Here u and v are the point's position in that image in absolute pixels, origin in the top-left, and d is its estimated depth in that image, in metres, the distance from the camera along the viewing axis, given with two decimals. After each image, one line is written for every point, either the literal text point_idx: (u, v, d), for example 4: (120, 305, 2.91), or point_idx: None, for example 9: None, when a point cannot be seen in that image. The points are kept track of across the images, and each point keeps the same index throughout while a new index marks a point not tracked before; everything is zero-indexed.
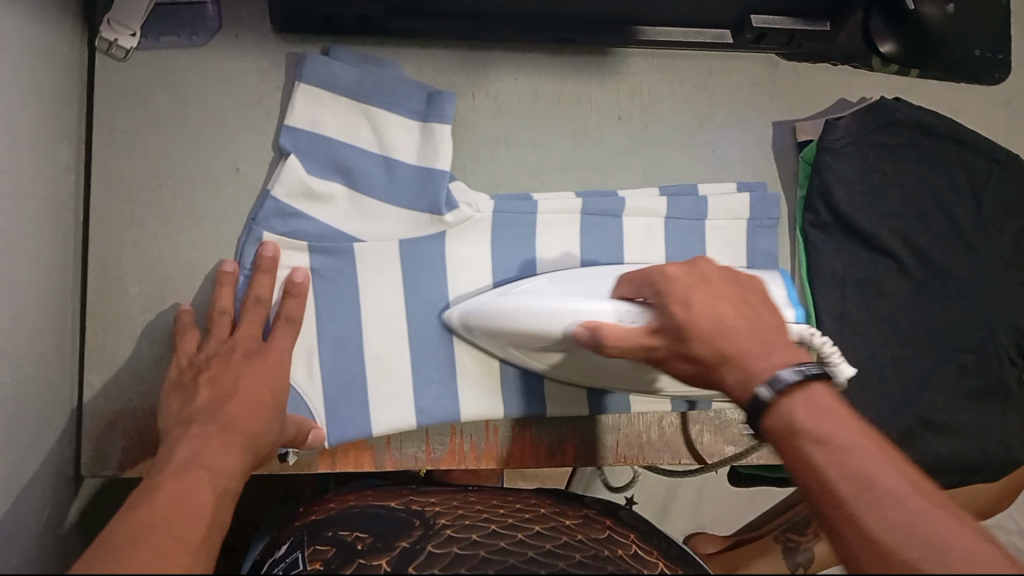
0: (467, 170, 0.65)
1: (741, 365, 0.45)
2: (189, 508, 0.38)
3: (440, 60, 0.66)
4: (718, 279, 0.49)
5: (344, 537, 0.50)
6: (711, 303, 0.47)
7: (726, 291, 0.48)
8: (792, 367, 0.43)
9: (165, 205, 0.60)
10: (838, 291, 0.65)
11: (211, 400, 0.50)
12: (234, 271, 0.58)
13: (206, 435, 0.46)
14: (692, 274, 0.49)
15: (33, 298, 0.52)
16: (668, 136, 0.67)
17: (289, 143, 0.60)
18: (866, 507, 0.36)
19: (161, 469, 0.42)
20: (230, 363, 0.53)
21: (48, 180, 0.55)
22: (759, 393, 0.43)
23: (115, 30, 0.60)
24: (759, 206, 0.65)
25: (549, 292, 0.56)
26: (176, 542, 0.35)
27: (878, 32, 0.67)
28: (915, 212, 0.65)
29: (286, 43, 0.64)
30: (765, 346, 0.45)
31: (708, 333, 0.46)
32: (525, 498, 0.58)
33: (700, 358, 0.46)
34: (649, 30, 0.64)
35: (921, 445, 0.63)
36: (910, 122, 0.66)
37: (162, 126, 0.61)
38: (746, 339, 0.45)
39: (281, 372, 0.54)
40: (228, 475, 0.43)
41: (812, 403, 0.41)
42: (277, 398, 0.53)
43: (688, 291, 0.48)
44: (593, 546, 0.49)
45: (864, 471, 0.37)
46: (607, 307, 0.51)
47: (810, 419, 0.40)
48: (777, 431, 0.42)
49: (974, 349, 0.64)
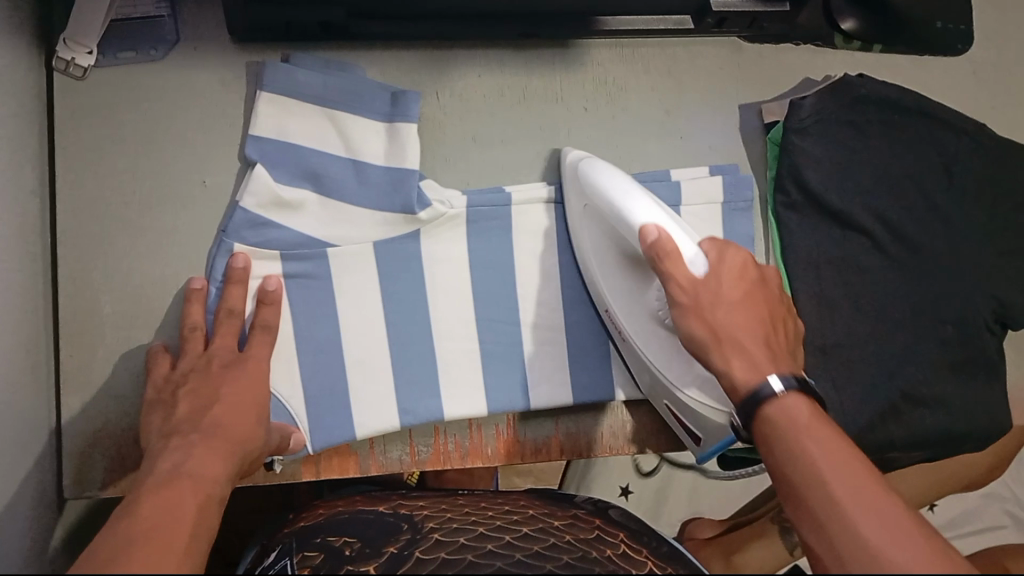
0: (437, 169, 0.65)
1: (738, 351, 0.50)
2: (175, 517, 0.38)
3: (404, 61, 0.65)
4: (766, 290, 0.54)
5: (332, 543, 0.50)
6: (738, 296, 0.52)
7: (764, 298, 0.53)
8: (795, 375, 0.48)
9: (133, 222, 0.60)
10: (815, 273, 0.65)
11: (192, 411, 0.50)
12: (203, 287, 0.58)
13: (190, 445, 0.46)
14: (753, 268, 0.54)
15: (3, 323, 0.52)
16: (638, 124, 0.67)
17: (256, 153, 0.60)
18: (843, 515, 0.39)
19: (145, 482, 0.42)
20: (207, 375, 0.53)
21: (12, 204, 0.54)
22: (768, 385, 0.47)
23: (71, 49, 0.59)
24: (731, 188, 0.65)
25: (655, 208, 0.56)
26: (162, 550, 0.35)
27: (840, 9, 0.68)
28: (886, 187, 0.65)
29: (249, 54, 0.63)
30: (769, 349, 0.50)
31: (726, 317, 0.51)
32: (514, 501, 0.58)
33: (707, 328, 0.51)
34: (610, 20, 0.65)
35: (907, 419, 0.63)
36: (879, 99, 0.66)
37: (126, 143, 0.61)
38: (754, 338, 0.50)
39: (262, 378, 0.54)
40: (212, 481, 0.43)
41: (795, 419, 0.45)
42: (259, 401, 0.53)
43: (733, 280, 0.52)
44: (582, 547, 0.49)
45: (866, 477, 0.41)
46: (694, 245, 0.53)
47: (817, 425, 0.45)
48: (783, 425, 0.45)
49: (956, 321, 0.63)
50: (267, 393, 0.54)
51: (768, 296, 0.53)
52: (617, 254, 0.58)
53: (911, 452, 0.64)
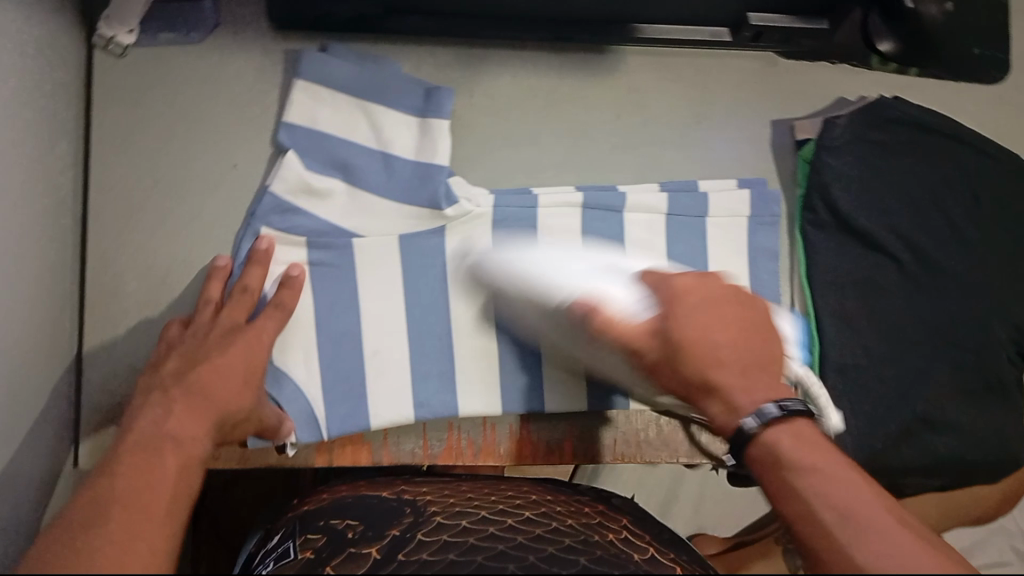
0: (465, 166, 0.65)
1: (720, 395, 0.49)
2: (147, 492, 0.39)
3: (438, 58, 0.66)
4: (769, 324, 0.52)
5: (335, 525, 0.50)
6: (705, 323, 0.50)
7: (770, 324, 0.52)
8: (775, 402, 0.47)
9: (161, 201, 0.60)
10: (838, 290, 0.64)
11: (179, 367, 0.50)
12: (226, 265, 0.58)
13: (172, 405, 0.46)
14: (699, 287, 0.52)
15: (28, 293, 0.52)
16: (667, 133, 0.67)
17: (287, 140, 0.61)
18: (869, 539, 0.39)
19: (124, 444, 0.42)
20: (204, 342, 0.52)
21: (44, 176, 0.55)
22: (744, 425, 0.47)
23: (112, 27, 0.60)
24: (759, 202, 0.65)
25: (574, 266, 0.57)
26: (128, 532, 0.37)
27: (878, 31, 0.67)
28: (913, 210, 0.65)
29: (286, 43, 0.64)
30: (745, 380, 0.49)
31: (696, 367, 0.50)
32: (518, 487, 0.58)
33: (683, 375, 0.50)
34: (646, 28, 0.65)
35: (919, 443, 0.63)
36: (909, 120, 0.66)
37: (160, 123, 0.61)
38: (730, 373, 0.49)
39: (259, 346, 0.53)
40: (193, 443, 0.44)
41: (798, 438, 0.45)
42: (255, 372, 0.52)
43: (694, 310, 0.51)
44: (584, 530, 0.49)
45: (847, 502, 0.41)
46: (622, 290, 0.54)
47: (796, 451, 0.44)
48: (764, 458, 0.45)
49: (975, 348, 0.63)
50: (263, 371, 0.53)
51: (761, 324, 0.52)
52: (548, 320, 0.58)
53: (921, 477, 0.64)
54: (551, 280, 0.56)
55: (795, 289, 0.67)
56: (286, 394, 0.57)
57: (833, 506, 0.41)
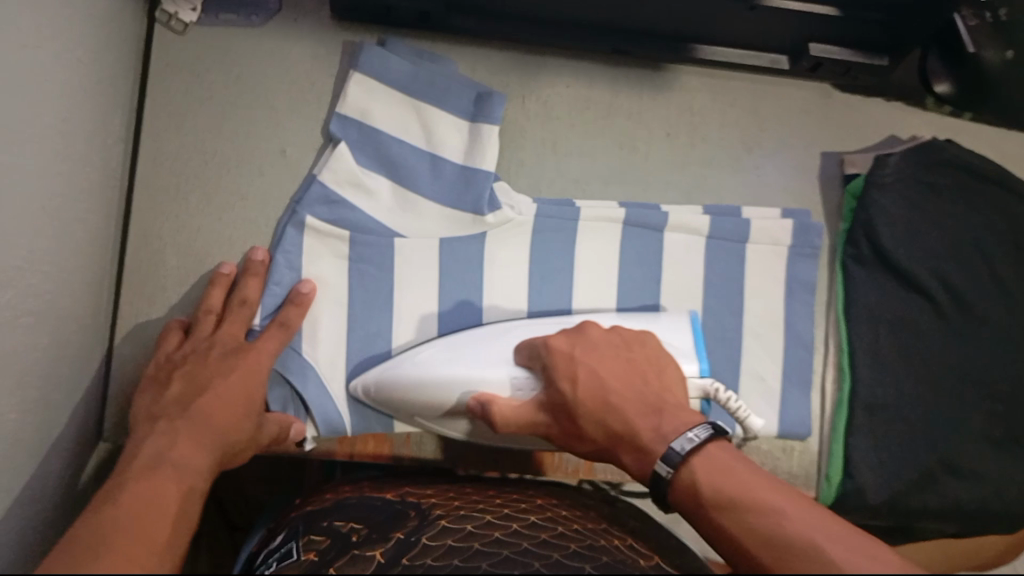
0: (511, 172, 0.65)
1: (630, 443, 0.49)
2: (155, 505, 0.37)
3: (495, 61, 0.66)
4: (614, 351, 0.54)
5: (340, 529, 0.49)
6: (597, 379, 0.52)
7: (612, 360, 0.53)
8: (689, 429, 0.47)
9: (209, 180, 0.61)
10: (874, 332, 0.64)
11: (182, 396, 0.50)
12: (264, 260, 0.58)
13: (174, 434, 0.45)
14: (576, 343, 0.54)
15: (74, 262, 0.52)
16: (715, 157, 0.67)
17: (339, 131, 0.61)
18: (804, 552, 0.37)
19: (125, 471, 0.40)
20: (203, 361, 0.53)
21: (98, 147, 0.55)
22: (659, 473, 0.46)
23: (175, 3, 0.61)
24: (800, 233, 0.64)
25: (447, 358, 0.56)
26: (143, 532, 0.35)
27: (935, 71, 0.67)
28: (958, 256, 0.64)
29: (345, 33, 0.64)
30: (650, 417, 0.49)
31: (592, 418, 0.51)
32: (523, 491, 0.57)
33: (589, 434, 0.51)
34: (705, 49, 0.64)
35: (945, 491, 0.62)
36: (961, 165, 0.65)
37: (215, 102, 0.61)
38: (635, 415, 0.50)
39: (258, 373, 0.53)
40: (195, 474, 0.42)
41: (715, 467, 0.44)
42: (253, 396, 0.52)
43: (572, 365, 0.53)
44: (589, 536, 0.48)
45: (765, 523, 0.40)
46: (504, 373, 0.55)
47: (710, 483, 0.44)
48: (681, 497, 0.45)
49: (1008, 399, 0.63)
50: (261, 386, 0.53)
51: (637, 363, 0.53)
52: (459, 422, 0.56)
53: (942, 523, 0.63)
54: (436, 377, 0.56)
55: (830, 326, 0.67)
56: (314, 396, 0.57)
57: (768, 532, 0.40)
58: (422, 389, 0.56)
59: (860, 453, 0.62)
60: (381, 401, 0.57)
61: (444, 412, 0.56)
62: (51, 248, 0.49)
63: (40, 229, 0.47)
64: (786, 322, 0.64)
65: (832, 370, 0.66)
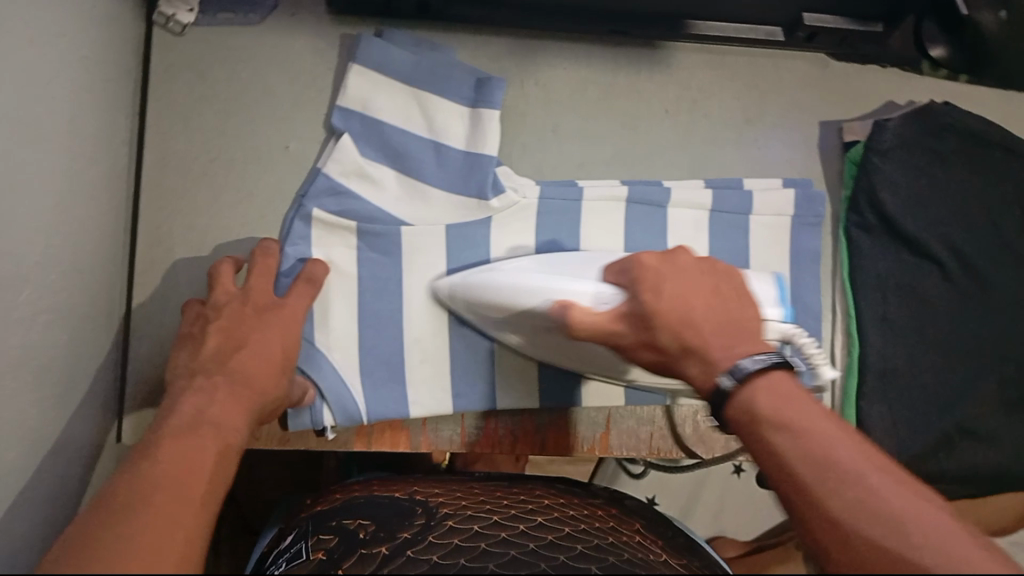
0: (514, 156, 0.65)
1: (699, 355, 0.47)
2: (198, 457, 0.38)
3: (492, 48, 0.66)
4: (694, 272, 0.51)
5: (347, 525, 0.50)
6: (681, 295, 0.48)
7: (699, 280, 0.50)
8: (751, 356, 0.44)
9: (215, 177, 0.61)
10: (881, 294, 0.64)
11: (219, 351, 0.48)
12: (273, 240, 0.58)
13: (213, 390, 0.44)
14: (664, 262, 0.51)
15: (88, 262, 0.53)
16: (716, 132, 0.67)
17: (341, 123, 0.61)
18: (846, 482, 0.36)
19: (163, 428, 0.40)
20: (241, 314, 0.51)
21: (105, 149, 0.55)
22: (721, 383, 0.44)
23: (173, 4, 0.62)
24: (804, 203, 0.65)
25: (525, 271, 0.56)
26: (180, 503, 0.34)
27: (931, 36, 0.68)
28: (962, 219, 0.65)
29: (343, 27, 0.65)
30: (728, 337, 0.47)
31: (671, 327, 0.47)
32: (531, 491, 0.57)
33: (663, 346, 0.48)
34: (701, 24, 0.65)
35: (956, 453, 0.63)
36: (964, 130, 0.65)
37: (216, 100, 0.62)
38: (708, 331, 0.47)
39: (292, 326, 0.53)
40: (234, 431, 0.41)
41: (776, 392, 0.42)
42: (289, 355, 0.51)
43: (661, 280, 0.50)
44: (595, 536, 0.48)
45: (816, 447, 0.38)
46: (588, 287, 0.52)
47: (769, 405, 0.41)
48: (737, 417, 0.43)
49: (1018, 360, 0.63)
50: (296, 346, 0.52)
51: (730, 286, 0.50)
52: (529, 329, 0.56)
53: (958, 486, 0.64)
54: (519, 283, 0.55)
55: (837, 293, 0.67)
56: (331, 386, 0.58)
57: (819, 452, 0.38)
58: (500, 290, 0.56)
59: (873, 418, 0.63)
60: (455, 302, 0.59)
61: (514, 314, 0.55)
62: (65, 249, 0.49)
63: (55, 230, 0.48)
64: (794, 292, 0.64)
65: (841, 336, 0.66)
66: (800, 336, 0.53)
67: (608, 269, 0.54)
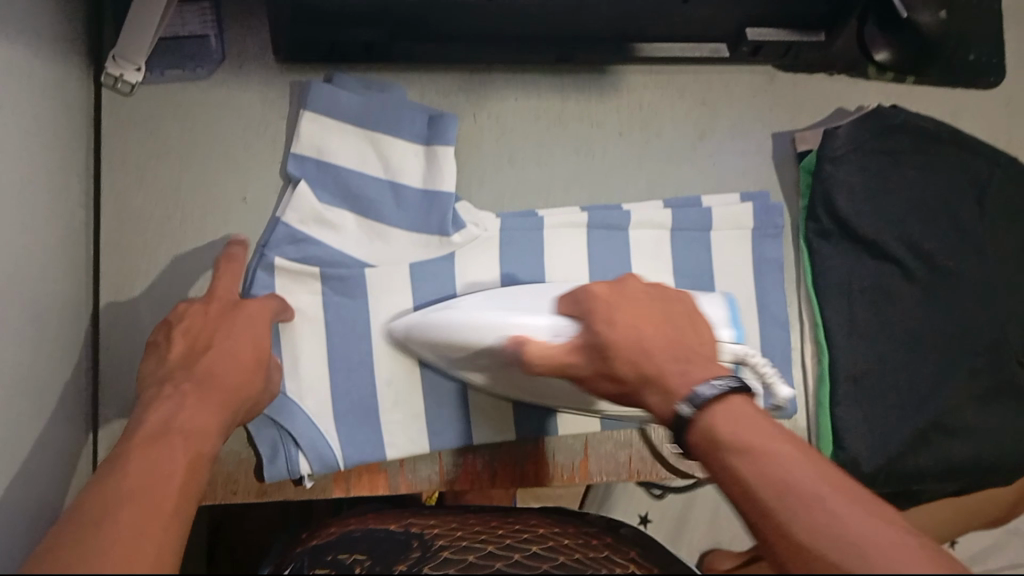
0: (472, 190, 0.66)
1: (659, 384, 0.46)
2: (167, 469, 0.37)
3: (443, 84, 0.67)
4: (644, 302, 0.51)
5: (343, 558, 0.46)
6: (634, 325, 0.49)
7: (646, 311, 0.50)
8: (709, 382, 0.44)
9: (174, 234, 0.61)
10: (847, 298, 0.65)
11: (187, 356, 0.48)
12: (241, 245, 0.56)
13: (182, 396, 0.44)
14: (615, 292, 0.51)
15: (50, 331, 0.53)
16: (670, 150, 0.68)
17: (297, 171, 0.61)
18: (800, 498, 0.36)
19: (132, 438, 0.40)
20: (206, 318, 0.51)
21: (60, 215, 0.55)
22: (681, 411, 0.43)
23: (120, 65, 0.60)
24: (762, 214, 0.65)
25: (484, 308, 0.56)
26: (147, 519, 0.34)
27: (873, 39, 0.69)
28: (919, 216, 0.65)
29: (292, 74, 0.65)
30: (683, 364, 0.46)
31: (626, 360, 0.48)
32: (524, 518, 0.55)
33: (623, 378, 0.48)
34: (645, 47, 0.65)
35: (935, 449, 0.63)
36: (913, 130, 0.66)
37: (170, 157, 0.62)
38: (658, 360, 0.47)
39: (262, 322, 0.52)
40: (205, 437, 0.41)
41: (733, 416, 0.42)
42: (260, 351, 0.50)
43: (612, 311, 0.50)
44: (591, 563, 0.46)
45: (770, 468, 0.38)
46: (542, 322, 0.51)
47: (727, 429, 0.41)
48: (698, 445, 0.42)
49: (986, 352, 0.63)
50: (267, 341, 0.52)
51: (676, 314, 0.51)
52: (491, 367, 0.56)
53: (939, 483, 0.64)
54: (473, 319, 0.54)
55: (803, 302, 0.67)
56: (305, 435, 0.58)
57: (780, 477, 0.37)
58: (451, 327, 0.55)
59: (849, 425, 0.63)
60: (411, 342, 0.58)
61: (472, 353, 0.55)
62: (26, 321, 0.49)
63: (13, 302, 0.48)
64: (760, 303, 0.65)
65: (810, 346, 0.67)
66: (753, 356, 0.51)
67: (558, 300, 0.53)
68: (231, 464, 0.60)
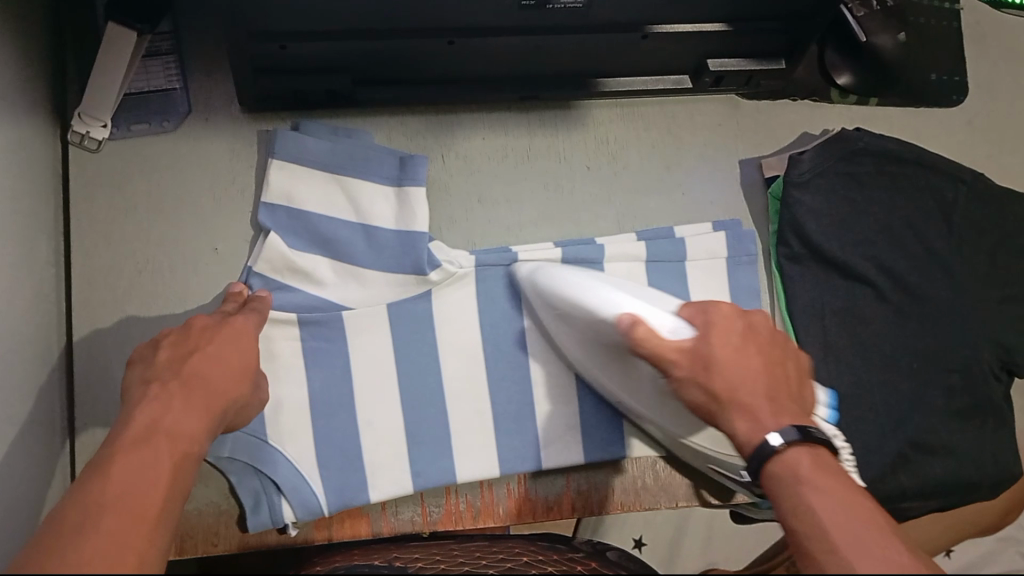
0: (442, 230, 0.66)
1: (749, 413, 0.46)
2: (149, 472, 0.37)
3: (409, 126, 0.67)
4: (767, 336, 0.51)
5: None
6: (741, 350, 0.49)
7: (764, 346, 0.50)
8: (799, 426, 0.45)
9: (144, 288, 0.61)
10: (818, 322, 0.65)
11: (173, 359, 0.47)
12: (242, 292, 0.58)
13: (169, 397, 0.43)
14: (737, 318, 0.51)
15: (20, 392, 0.53)
16: (639, 181, 0.69)
17: (268, 221, 0.61)
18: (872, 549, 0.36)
19: (118, 439, 0.39)
20: (191, 330, 0.50)
21: (29, 276, 0.55)
22: (768, 442, 0.44)
23: (86, 122, 0.62)
24: (735, 242, 0.66)
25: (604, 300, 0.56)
26: (128, 526, 0.34)
27: (834, 64, 0.70)
28: (886, 238, 0.66)
29: (258, 123, 0.65)
30: (778, 403, 0.46)
31: (728, 379, 0.47)
32: (507, 548, 0.54)
33: (715, 393, 0.48)
34: (610, 82, 0.66)
35: (915, 468, 0.63)
36: (876, 152, 0.67)
37: (138, 211, 0.63)
38: (756, 393, 0.47)
39: (247, 335, 0.51)
40: (191, 438, 0.41)
41: (820, 464, 0.42)
42: (246, 360, 0.50)
43: (729, 332, 0.50)
44: None
45: (847, 517, 0.38)
46: (664, 319, 0.51)
47: (814, 472, 0.42)
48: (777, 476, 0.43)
49: (960, 369, 0.64)
50: (253, 350, 0.51)
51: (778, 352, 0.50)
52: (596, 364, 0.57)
53: (923, 501, 0.64)
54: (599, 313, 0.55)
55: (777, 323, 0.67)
56: (289, 480, 0.58)
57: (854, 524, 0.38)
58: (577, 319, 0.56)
59: None
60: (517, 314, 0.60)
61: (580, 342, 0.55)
62: None
63: None
64: None
65: None
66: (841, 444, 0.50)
67: (684, 306, 0.53)
68: (209, 517, 0.60)
